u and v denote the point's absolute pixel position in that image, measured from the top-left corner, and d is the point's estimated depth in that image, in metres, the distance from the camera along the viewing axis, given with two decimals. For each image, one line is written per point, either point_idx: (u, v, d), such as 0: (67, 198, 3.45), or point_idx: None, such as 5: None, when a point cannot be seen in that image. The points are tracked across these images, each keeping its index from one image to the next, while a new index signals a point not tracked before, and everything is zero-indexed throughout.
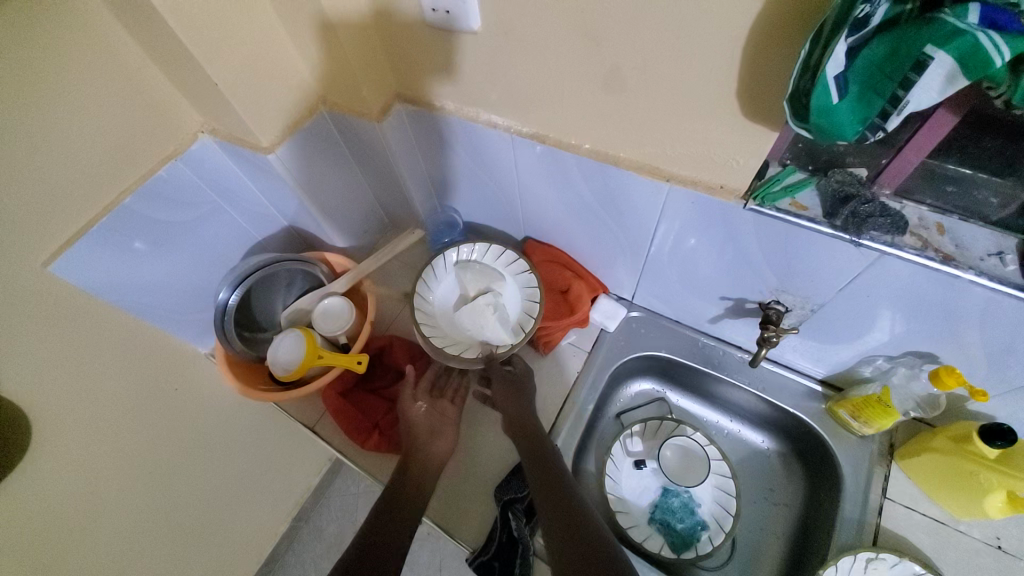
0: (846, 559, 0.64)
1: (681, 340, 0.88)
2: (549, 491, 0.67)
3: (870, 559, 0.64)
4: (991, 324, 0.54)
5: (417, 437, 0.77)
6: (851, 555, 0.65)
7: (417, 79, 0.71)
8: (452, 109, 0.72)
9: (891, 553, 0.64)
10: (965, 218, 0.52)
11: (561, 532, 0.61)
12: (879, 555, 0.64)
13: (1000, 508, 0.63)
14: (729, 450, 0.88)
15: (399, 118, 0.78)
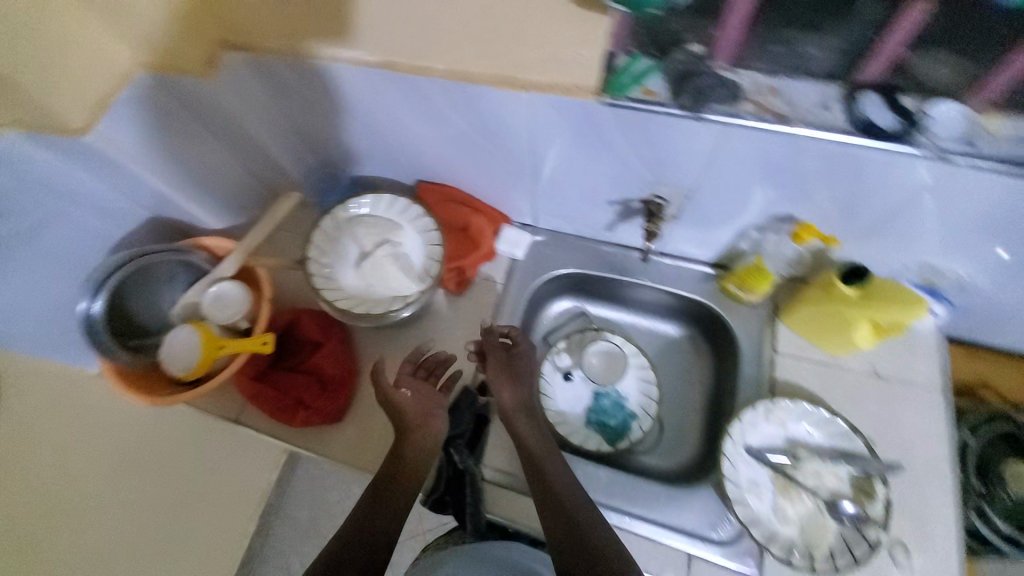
0: (748, 414, 0.71)
1: (587, 254, 0.90)
2: (565, 484, 0.65)
3: (769, 408, 0.71)
4: (831, 173, 0.59)
5: (412, 419, 0.70)
6: (751, 408, 0.71)
7: (238, 19, 0.63)
8: (283, 52, 0.63)
9: (787, 400, 0.71)
10: (795, 75, 0.55)
11: (585, 539, 0.59)
12: (777, 404, 0.71)
13: (868, 338, 0.71)
14: (649, 345, 0.93)
15: (232, 71, 0.67)
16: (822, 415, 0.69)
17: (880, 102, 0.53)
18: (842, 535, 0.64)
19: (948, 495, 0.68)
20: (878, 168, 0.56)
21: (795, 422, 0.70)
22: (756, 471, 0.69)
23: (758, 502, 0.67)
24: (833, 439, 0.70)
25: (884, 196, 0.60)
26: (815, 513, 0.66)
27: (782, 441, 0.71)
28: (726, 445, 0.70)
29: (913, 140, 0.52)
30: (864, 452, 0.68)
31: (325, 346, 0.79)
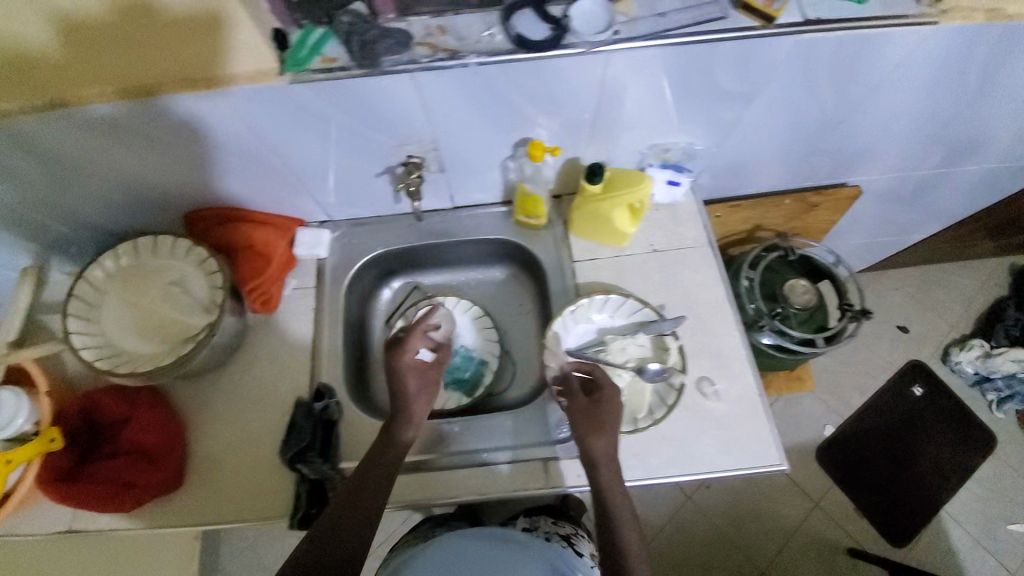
0: (558, 321, 0.79)
1: (392, 231, 0.91)
2: (606, 453, 0.66)
3: (574, 310, 0.79)
4: (531, 93, 0.64)
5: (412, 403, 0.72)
6: (559, 316, 0.79)
7: None
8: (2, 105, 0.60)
9: (585, 297, 0.80)
10: (457, 11, 0.59)
11: (608, 501, 0.64)
12: (577, 304, 0.79)
13: (630, 220, 0.79)
14: (484, 294, 0.98)
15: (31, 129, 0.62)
16: (615, 299, 0.79)
17: (534, 17, 0.59)
18: (654, 390, 0.75)
19: (732, 327, 0.80)
20: (556, 74, 0.61)
21: (598, 313, 0.80)
22: (578, 367, 0.78)
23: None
24: (631, 315, 0.80)
25: (585, 98, 0.66)
26: (631, 382, 0.76)
27: (593, 334, 0.80)
28: (547, 356, 0.77)
29: (564, 42, 0.58)
30: (653, 317, 0.79)
31: (133, 418, 0.73)
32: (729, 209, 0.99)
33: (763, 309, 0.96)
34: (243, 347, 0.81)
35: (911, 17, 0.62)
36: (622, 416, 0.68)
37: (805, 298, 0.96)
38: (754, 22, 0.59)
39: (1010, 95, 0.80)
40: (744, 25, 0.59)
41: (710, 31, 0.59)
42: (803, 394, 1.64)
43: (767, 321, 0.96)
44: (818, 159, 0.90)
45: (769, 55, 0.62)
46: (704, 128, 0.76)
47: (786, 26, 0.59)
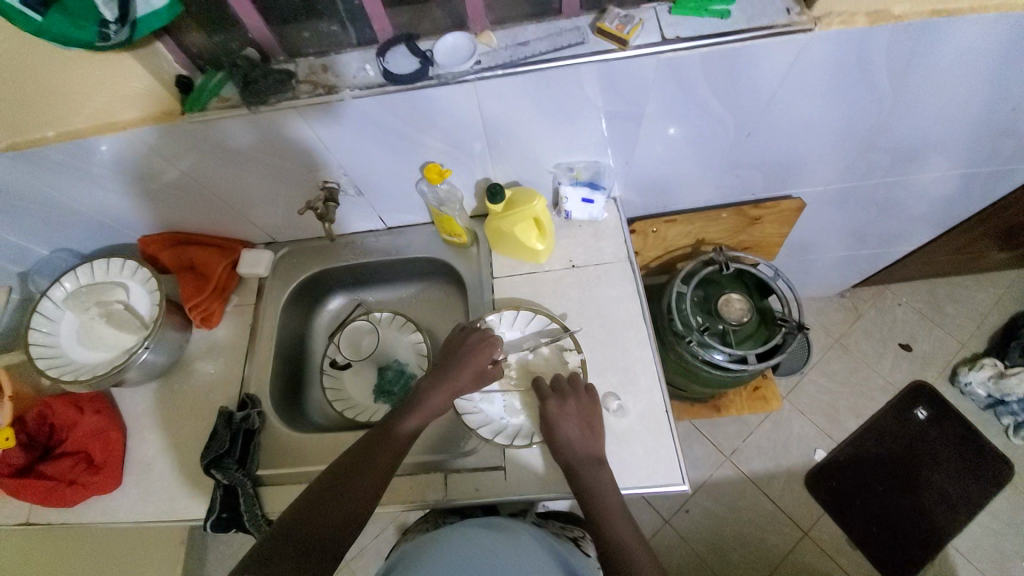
0: None
1: (331, 250, 0.97)
2: (584, 453, 0.69)
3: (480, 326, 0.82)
4: (416, 120, 0.68)
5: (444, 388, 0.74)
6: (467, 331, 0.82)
7: None
8: None
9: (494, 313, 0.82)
10: (339, 51, 0.65)
11: (602, 506, 0.66)
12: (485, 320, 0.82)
13: (536, 236, 0.81)
14: (420, 309, 1.02)
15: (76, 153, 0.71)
16: (522, 315, 0.82)
17: (403, 52, 0.63)
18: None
19: (641, 343, 0.80)
20: (431, 103, 0.65)
21: (506, 329, 0.82)
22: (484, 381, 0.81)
23: (490, 406, 0.79)
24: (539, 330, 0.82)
25: (469, 124, 0.70)
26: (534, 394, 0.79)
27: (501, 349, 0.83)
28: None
29: (430, 74, 0.62)
30: (560, 332, 0.81)
31: (78, 423, 0.81)
32: (668, 223, 0.98)
33: (692, 323, 0.94)
34: (186, 358, 0.89)
35: (776, 27, 0.62)
36: (587, 428, 0.71)
37: (736, 313, 0.94)
38: (611, 45, 0.61)
39: (934, 102, 0.76)
40: (600, 48, 0.61)
41: (568, 56, 0.61)
42: (792, 415, 1.55)
43: (696, 336, 0.93)
44: (745, 172, 0.89)
45: (637, 74, 0.63)
46: (604, 146, 0.78)
47: (643, 46, 0.61)
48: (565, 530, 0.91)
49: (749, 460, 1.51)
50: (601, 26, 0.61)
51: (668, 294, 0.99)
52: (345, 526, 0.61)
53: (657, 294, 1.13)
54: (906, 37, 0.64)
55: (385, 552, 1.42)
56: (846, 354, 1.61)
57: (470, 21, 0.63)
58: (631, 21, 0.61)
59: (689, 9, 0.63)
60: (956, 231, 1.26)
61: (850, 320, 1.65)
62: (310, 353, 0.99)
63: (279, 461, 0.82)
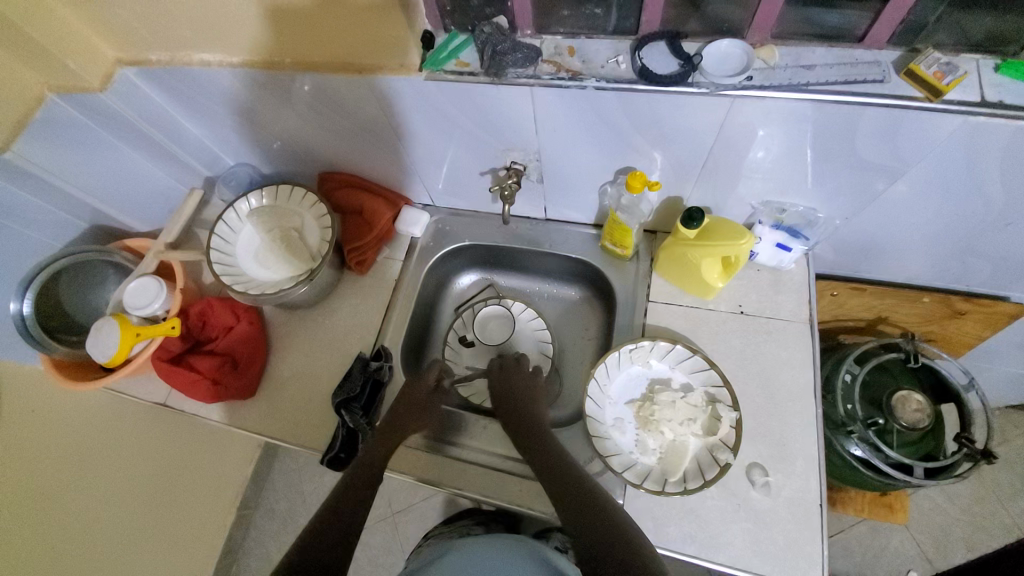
0: (613, 356, 0.77)
1: (484, 227, 0.96)
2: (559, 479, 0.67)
3: (631, 349, 0.77)
4: (644, 125, 0.63)
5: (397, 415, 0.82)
6: (615, 351, 0.77)
7: (128, 39, 0.74)
8: (215, 61, 0.74)
9: (649, 340, 0.77)
10: (590, 35, 0.61)
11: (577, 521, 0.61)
12: (637, 345, 0.77)
13: (719, 272, 0.74)
14: (553, 308, 0.99)
15: (301, 81, 0.73)
16: (678, 351, 0.76)
17: (665, 51, 0.58)
18: (696, 457, 0.71)
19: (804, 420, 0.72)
20: (674, 111, 0.59)
21: (657, 361, 0.78)
22: (619, 408, 0.77)
23: (621, 437, 0.75)
24: (692, 372, 0.76)
25: (697, 140, 0.64)
26: (672, 440, 0.73)
27: (644, 379, 0.78)
28: (589, 386, 0.76)
29: (690, 81, 0.56)
30: (717, 382, 0.74)
31: (234, 330, 0.86)
32: (852, 291, 0.87)
33: (857, 413, 0.83)
34: (331, 295, 0.92)
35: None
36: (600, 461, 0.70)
37: (913, 417, 0.81)
38: (917, 93, 0.53)
39: None
40: (903, 92, 0.53)
41: (856, 94, 0.53)
42: (894, 526, 1.37)
43: (860, 428, 0.82)
44: (975, 262, 0.76)
45: (928, 131, 0.54)
46: (831, 195, 0.68)
47: (956, 103, 0.52)
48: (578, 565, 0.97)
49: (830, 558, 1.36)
50: (915, 68, 0.53)
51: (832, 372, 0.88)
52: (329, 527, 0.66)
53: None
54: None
55: (432, 520, 1.43)
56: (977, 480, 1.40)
57: (749, 30, 0.57)
58: (957, 70, 0.52)
59: (1022, 73, 0.53)
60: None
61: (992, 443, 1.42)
62: (437, 321, 1.00)
63: None
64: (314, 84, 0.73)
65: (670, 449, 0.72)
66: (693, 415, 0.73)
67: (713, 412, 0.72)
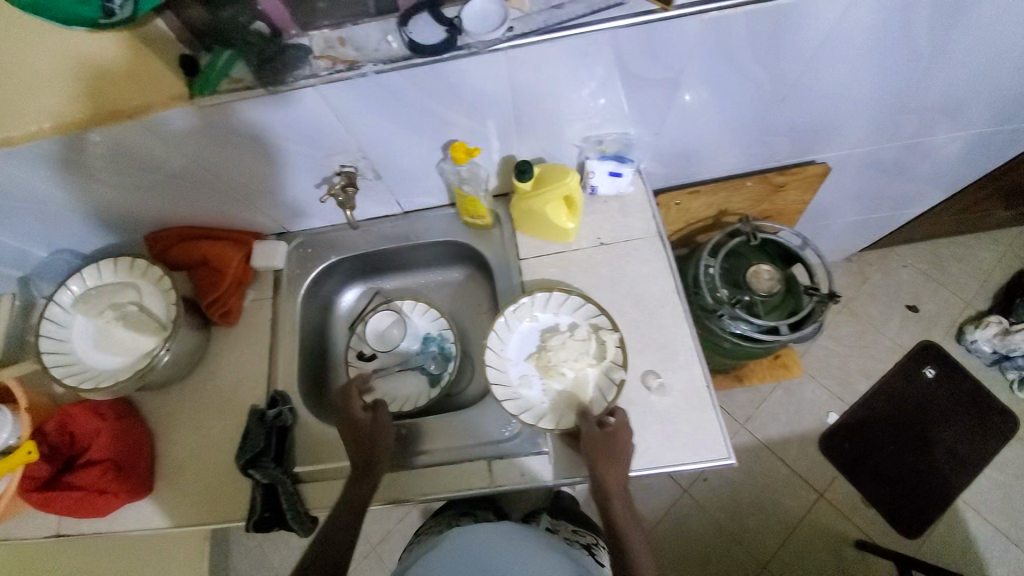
0: (499, 322, 0.80)
1: (346, 238, 0.93)
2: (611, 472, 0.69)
3: (514, 310, 0.80)
4: (441, 96, 0.64)
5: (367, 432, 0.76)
6: (501, 317, 0.80)
7: None
8: None
9: (528, 297, 0.80)
10: (356, 21, 0.60)
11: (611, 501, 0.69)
12: (518, 304, 0.80)
13: (567, 213, 0.78)
14: (445, 295, 0.99)
15: (69, 145, 0.65)
16: (557, 297, 0.80)
17: (429, 21, 0.59)
18: (597, 385, 0.76)
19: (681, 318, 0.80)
20: (462, 76, 0.61)
21: (541, 312, 0.81)
22: (522, 365, 0.79)
23: (529, 392, 0.77)
24: (574, 312, 0.80)
25: (496, 97, 0.66)
26: (574, 379, 0.77)
27: (536, 332, 0.81)
28: (487, 356, 0.78)
29: (459, 44, 0.58)
30: (596, 312, 0.79)
31: (105, 428, 0.79)
32: (690, 195, 0.96)
33: (723, 297, 0.94)
34: (206, 357, 0.86)
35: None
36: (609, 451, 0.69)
37: (768, 285, 0.93)
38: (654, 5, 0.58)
39: (974, 54, 0.73)
40: (642, 9, 0.58)
41: (608, 18, 0.58)
42: (804, 381, 1.56)
43: (727, 309, 0.93)
44: (771, 140, 0.86)
45: (677, 37, 0.60)
46: (634, 115, 0.74)
47: (687, 6, 0.57)
48: (578, 535, 0.94)
49: (764, 427, 1.53)
50: None
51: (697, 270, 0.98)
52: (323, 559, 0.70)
53: (678, 268, 1.13)
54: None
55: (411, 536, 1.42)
56: (854, 318, 1.60)
57: None
58: None
59: None
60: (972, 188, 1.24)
61: (856, 284, 1.64)
62: (331, 346, 0.96)
63: (316, 456, 0.80)
64: (87, 144, 0.65)
65: (574, 387, 0.76)
66: (584, 349, 0.77)
67: (600, 338, 0.77)
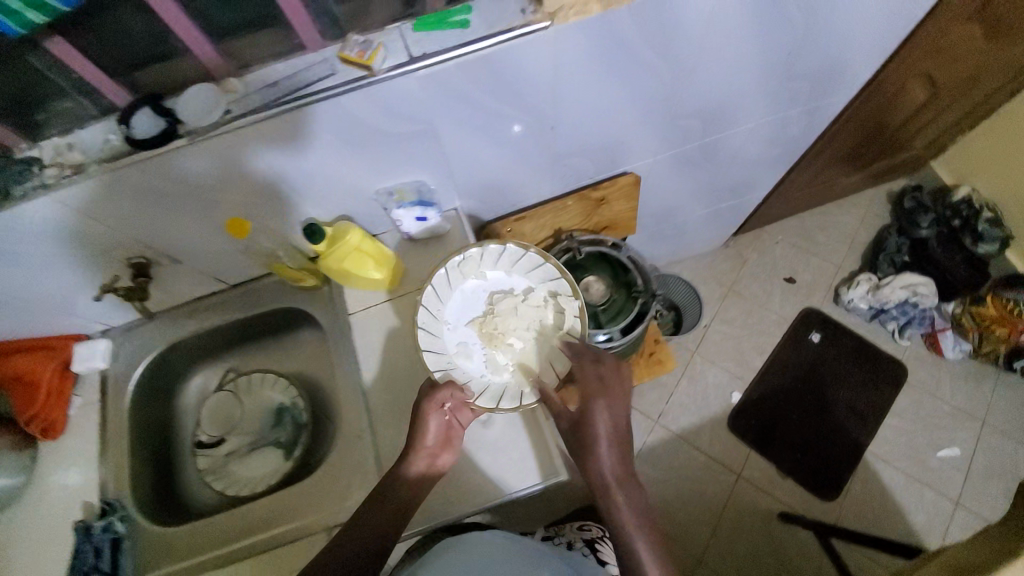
0: (440, 274, 0.76)
1: (174, 322, 0.90)
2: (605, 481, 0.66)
3: (458, 262, 0.77)
4: (191, 182, 0.65)
5: (427, 447, 0.68)
6: (443, 267, 0.77)
7: None
8: None
9: (473, 249, 0.77)
10: (84, 124, 0.60)
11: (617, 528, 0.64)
12: (464, 256, 0.77)
13: (371, 261, 0.77)
14: (294, 358, 0.95)
15: None
16: (508, 250, 0.78)
17: (150, 114, 0.59)
18: (545, 356, 0.76)
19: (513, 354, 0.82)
20: (198, 162, 0.62)
21: (489, 267, 0.79)
22: (462, 331, 0.78)
23: (467, 363, 0.76)
24: (526, 273, 0.79)
25: (249, 171, 0.67)
26: (521, 349, 0.76)
27: (482, 289, 0.79)
28: (420, 317, 0.76)
29: (179, 133, 0.59)
30: (552, 276, 0.78)
31: None
32: (519, 219, 1.00)
33: None
34: (31, 476, 0.81)
35: (514, 27, 0.60)
36: (609, 451, 0.67)
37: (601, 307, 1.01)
38: (360, 72, 0.59)
39: (714, 59, 0.78)
40: (347, 77, 0.59)
41: (318, 90, 0.58)
42: (704, 367, 1.61)
43: None
44: (568, 159, 0.91)
45: (400, 94, 0.61)
46: (414, 163, 0.76)
47: (392, 69, 0.58)
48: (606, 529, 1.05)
49: (675, 419, 1.56)
50: (343, 55, 0.59)
51: None
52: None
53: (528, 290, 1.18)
54: (652, 13, 0.65)
55: None
56: (740, 300, 1.68)
57: (212, 71, 0.60)
58: (371, 44, 0.58)
59: (430, 24, 0.60)
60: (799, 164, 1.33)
61: (736, 267, 1.72)
62: (179, 435, 0.93)
63: (158, 559, 0.77)
64: None
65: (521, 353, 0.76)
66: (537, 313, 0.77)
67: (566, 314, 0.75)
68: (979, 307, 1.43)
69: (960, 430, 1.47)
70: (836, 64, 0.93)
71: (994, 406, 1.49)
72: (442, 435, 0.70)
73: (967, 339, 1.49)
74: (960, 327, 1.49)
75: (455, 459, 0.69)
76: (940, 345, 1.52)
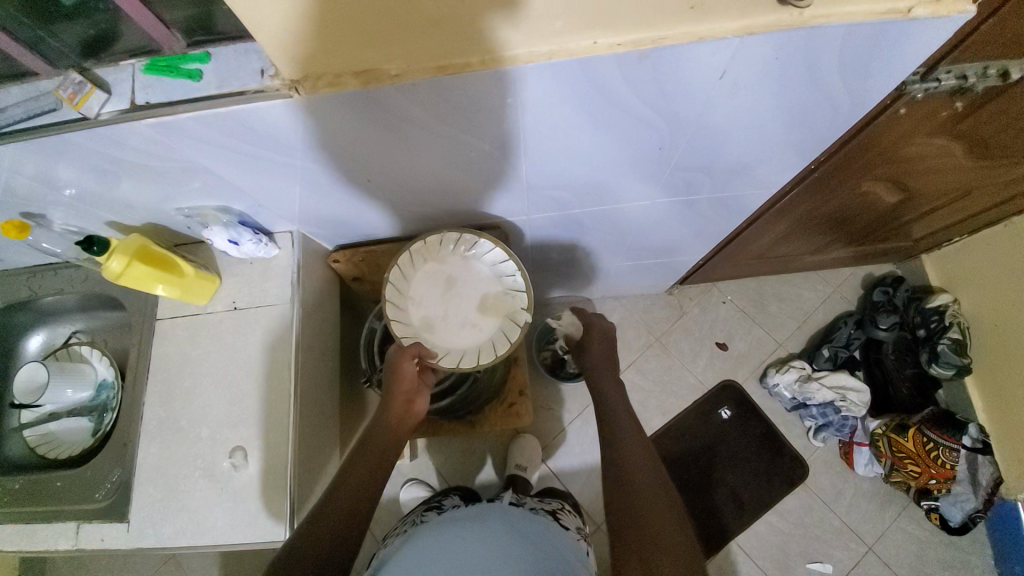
0: (405, 256, 0.88)
1: (10, 285, 0.92)
2: (608, 377, 0.92)
3: (420, 246, 0.89)
4: None
5: (401, 394, 0.84)
6: (407, 251, 0.88)
7: None
8: None
9: (436, 235, 0.88)
10: None
11: (604, 408, 0.88)
12: (427, 240, 0.89)
13: (158, 281, 0.75)
14: (127, 337, 0.97)
15: None
16: (463, 239, 0.88)
17: None
18: (501, 327, 0.89)
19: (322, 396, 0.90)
20: None
21: (447, 254, 0.90)
22: (426, 306, 0.90)
23: (428, 333, 0.89)
24: (483, 256, 0.90)
25: (13, 178, 0.65)
26: (481, 318, 0.90)
27: (442, 272, 0.91)
28: (387, 292, 0.88)
29: None
30: (504, 257, 0.89)
31: None
32: (372, 250, 0.96)
33: (373, 364, 1.02)
34: None
35: (247, 94, 0.53)
36: (607, 359, 0.94)
37: (446, 377, 1.12)
38: (76, 112, 0.55)
39: (562, 139, 0.67)
40: (66, 117, 0.55)
41: (38, 126, 0.55)
42: None
43: (377, 375, 1.02)
44: (413, 205, 0.84)
45: (137, 137, 0.57)
46: (212, 191, 0.73)
47: (111, 115, 0.54)
48: (544, 505, 0.98)
49: (558, 458, 1.47)
50: (57, 93, 0.54)
51: (365, 328, 1.05)
52: (353, 512, 0.69)
53: (371, 309, 1.18)
54: (431, 94, 0.54)
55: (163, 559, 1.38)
56: (663, 354, 1.57)
57: None
58: (85, 87, 0.54)
59: (161, 68, 0.54)
60: (735, 239, 1.15)
61: (673, 318, 1.60)
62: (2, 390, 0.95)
63: None
64: None
65: (476, 318, 0.90)
66: (494, 290, 0.91)
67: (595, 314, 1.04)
68: (899, 437, 1.31)
69: (840, 547, 1.38)
70: (744, 163, 0.77)
71: (886, 534, 1.38)
72: (415, 380, 0.86)
73: (880, 462, 1.37)
74: (876, 448, 1.36)
75: (424, 405, 0.87)
76: (851, 459, 1.41)
